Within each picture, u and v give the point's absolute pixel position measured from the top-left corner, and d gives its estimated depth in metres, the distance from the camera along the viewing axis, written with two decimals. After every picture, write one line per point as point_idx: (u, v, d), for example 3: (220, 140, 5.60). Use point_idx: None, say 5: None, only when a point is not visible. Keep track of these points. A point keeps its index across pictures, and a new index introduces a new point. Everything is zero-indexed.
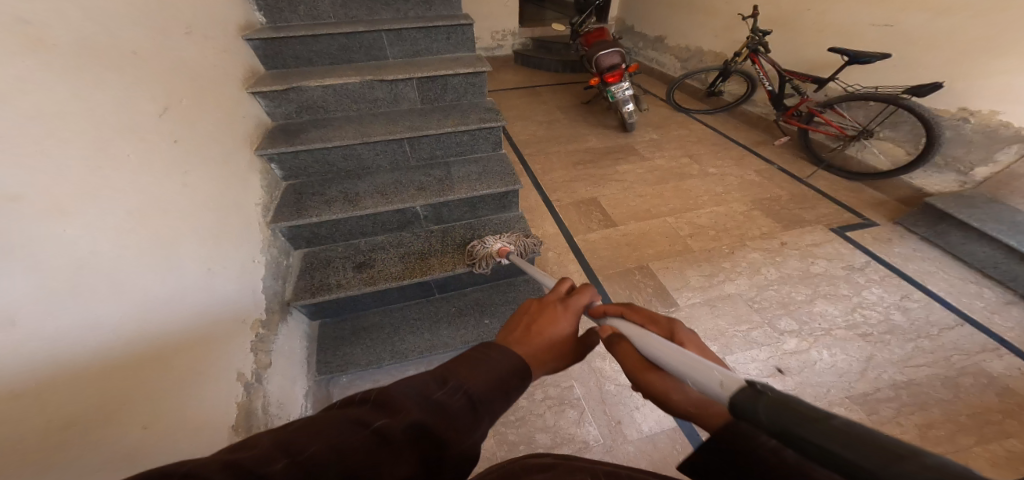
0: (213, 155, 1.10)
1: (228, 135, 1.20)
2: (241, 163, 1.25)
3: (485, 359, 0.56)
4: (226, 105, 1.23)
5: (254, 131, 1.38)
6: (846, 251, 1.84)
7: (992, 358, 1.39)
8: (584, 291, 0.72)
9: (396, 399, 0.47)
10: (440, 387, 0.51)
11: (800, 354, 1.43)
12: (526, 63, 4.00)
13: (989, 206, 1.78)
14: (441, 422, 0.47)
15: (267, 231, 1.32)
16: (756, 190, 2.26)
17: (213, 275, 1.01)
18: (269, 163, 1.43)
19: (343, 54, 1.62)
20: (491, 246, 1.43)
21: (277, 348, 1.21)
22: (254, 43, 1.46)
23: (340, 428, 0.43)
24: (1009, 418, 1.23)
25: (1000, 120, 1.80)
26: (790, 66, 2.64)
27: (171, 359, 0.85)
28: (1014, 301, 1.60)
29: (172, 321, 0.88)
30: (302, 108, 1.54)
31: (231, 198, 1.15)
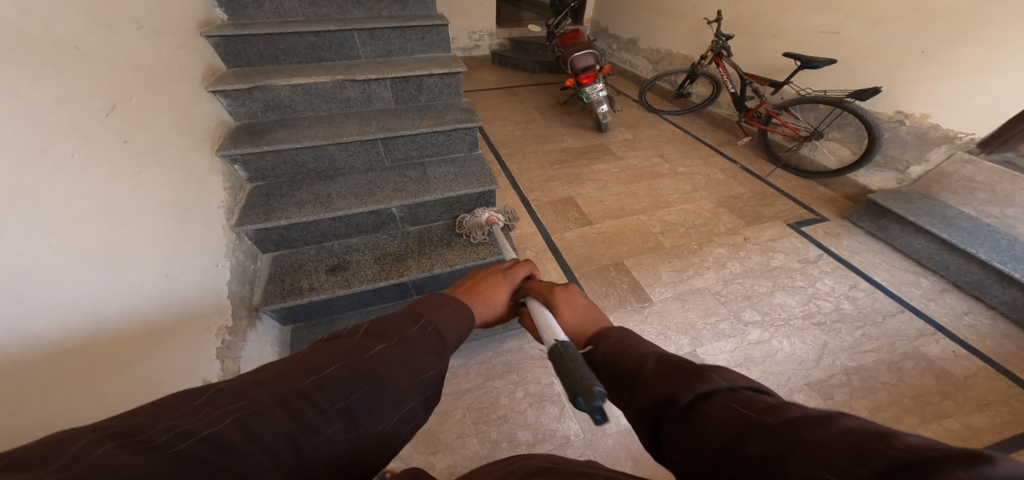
0: (169, 156, 1.04)
1: (184, 132, 1.12)
2: (201, 162, 1.18)
3: (455, 305, 0.72)
4: (183, 103, 1.15)
5: (214, 131, 1.31)
6: (801, 244, 1.98)
7: (929, 343, 1.52)
8: (521, 268, 0.98)
9: (383, 330, 0.59)
10: (417, 322, 0.64)
11: (763, 344, 1.52)
12: (503, 63, 4.00)
13: (923, 201, 1.95)
14: (422, 346, 0.60)
15: (231, 234, 1.25)
16: (721, 188, 2.37)
17: (173, 282, 0.95)
18: (232, 164, 1.36)
19: (313, 53, 1.57)
20: (479, 218, 1.54)
21: (246, 354, 1.16)
22: (214, 39, 1.38)
23: (346, 350, 0.54)
24: (946, 398, 1.35)
25: (931, 122, 1.98)
26: (750, 70, 2.79)
27: (132, 371, 0.80)
28: (946, 289, 1.76)
29: (130, 332, 0.82)
30: (268, 107, 1.47)
31: (190, 199, 1.08)
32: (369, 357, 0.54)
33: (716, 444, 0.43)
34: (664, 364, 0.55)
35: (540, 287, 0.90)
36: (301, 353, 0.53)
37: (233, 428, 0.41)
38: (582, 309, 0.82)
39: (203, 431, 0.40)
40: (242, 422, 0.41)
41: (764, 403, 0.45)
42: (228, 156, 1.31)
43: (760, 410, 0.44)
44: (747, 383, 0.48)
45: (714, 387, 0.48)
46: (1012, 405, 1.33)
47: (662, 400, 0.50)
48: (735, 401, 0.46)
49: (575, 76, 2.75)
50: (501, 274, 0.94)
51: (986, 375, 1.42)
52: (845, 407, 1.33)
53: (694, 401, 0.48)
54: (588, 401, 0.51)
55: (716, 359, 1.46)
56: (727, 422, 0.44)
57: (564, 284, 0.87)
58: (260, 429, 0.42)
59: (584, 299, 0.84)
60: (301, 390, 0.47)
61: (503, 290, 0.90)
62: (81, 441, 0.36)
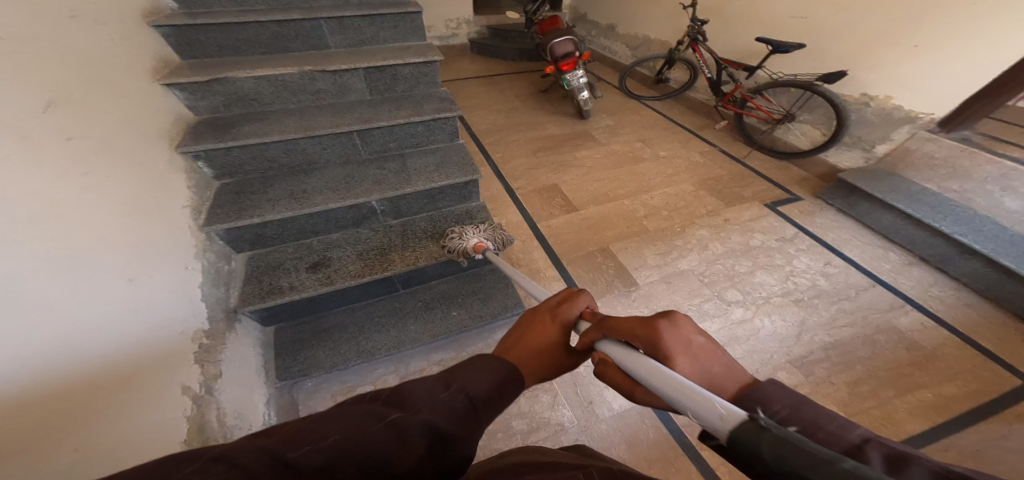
0: (123, 153, 0.98)
1: (137, 129, 1.06)
2: (160, 160, 1.12)
3: (490, 365, 0.61)
4: (133, 98, 1.08)
5: (172, 127, 1.23)
6: (778, 224, 2.04)
7: (900, 315, 1.60)
8: (576, 302, 0.76)
9: (406, 397, 0.51)
10: (446, 389, 0.54)
11: (746, 323, 1.57)
12: (482, 52, 3.93)
13: (888, 178, 2.04)
14: (448, 420, 0.50)
15: (201, 235, 1.19)
16: (701, 171, 2.41)
17: (138, 286, 0.91)
18: (195, 161, 1.28)
19: (278, 44, 1.50)
20: (468, 242, 1.41)
21: (227, 357, 1.11)
22: (165, 29, 1.29)
23: (359, 420, 0.46)
24: (918, 369, 1.41)
25: (894, 103, 2.06)
26: (725, 54, 2.83)
27: (99, 382, 0.76)
28: (913, 262, 1.85)
29: (96, 340, 0.78)
30: (231, 100, 1.40)
31: (151, 199, 1.03)
32: (380, 429, 0.46)
33: None
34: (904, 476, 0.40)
35: (625, 326, 0.64)
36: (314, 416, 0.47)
37: None
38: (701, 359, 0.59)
39: None
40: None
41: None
42: (190, 153, 1.24)
43: None
44: None
45: None
46: (979, 373, 1.40)
47: None
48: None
49: (555, 63, 2.73)
50: (549, 316, 0.73)
51: (953, 344, 1.49)
52: (824, 381, 1.38)
53: None
54: None
55: None
56: None
57: (665, 320, 0.61)
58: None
59: (701, 337, 0.61)
60: (292, 461, 0.41)
61: (556, 337, 0.71)
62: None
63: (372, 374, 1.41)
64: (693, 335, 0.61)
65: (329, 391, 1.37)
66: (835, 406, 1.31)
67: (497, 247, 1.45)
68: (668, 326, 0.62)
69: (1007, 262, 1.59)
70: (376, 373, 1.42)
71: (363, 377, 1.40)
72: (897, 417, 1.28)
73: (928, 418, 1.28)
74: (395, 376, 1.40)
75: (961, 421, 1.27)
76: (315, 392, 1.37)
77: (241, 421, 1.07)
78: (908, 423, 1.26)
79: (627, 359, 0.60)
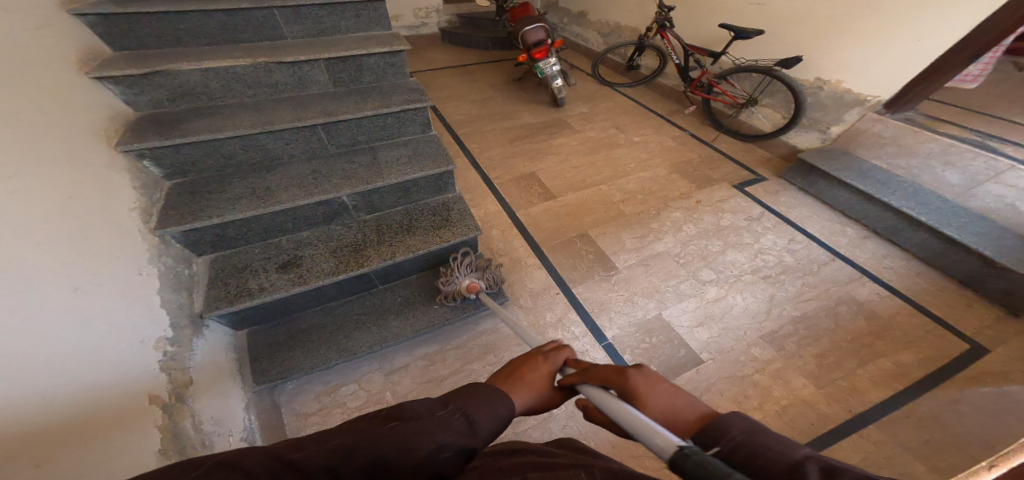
0: (54, 153, 0.88)
1: (69, 126, 0.96)
2: (98, 160, 1.02)
3: (485, 389, 0.66)
4: (62, 92, 0.98)
5: (109, 124, 1.13)
6: (746, 204, 2.12)
7: (858, 286, 1.71)
8: (563, 348, 0.79)
9: (405, 411, 0.58)
10: (444, 407, 0.60)
11: (720, 301, 1.63)
12: (453, 40, 3.85)
13: (843, 157, 2.16)
14: (443, 430, 0.56)
15: (153, 239, 1.11)
16: (673, 155, 2.48)
17: (85, 296, 0.83)
18: (141, 160, 1.18)
19: (226, 34, 1.40)
20: (459, 284, 1.44)
21: (197, 363, 1.06)
22: (89, 18, 1.16)
23: (363, 428, 0.54)
24: (876, 339, 1.50)
25: (845, 87, 2.17)
26: (691, 41, 2.89)
27: (49, 403, 0.70)
28: (868, 236, 1.98)
29: (40, 358, 0.71)
30: (176, 94, 1.30)
31: (92, 202, 0.94)
32: (378, 436, 0.53)
33: None
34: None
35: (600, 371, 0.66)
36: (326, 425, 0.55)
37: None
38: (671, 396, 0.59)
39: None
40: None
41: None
42: (133, 151, 1.14)
43: None
44: None
45: None
46: (930, 339, 1.50)
47: None
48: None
49: (527, 51, 2.71)
50: (539, 357, 0.76)
51: (906, 312, 1.60)
52: (794, 354, 1.46)
53: None
54: None
55: (680, 320, 1.55)
56: None
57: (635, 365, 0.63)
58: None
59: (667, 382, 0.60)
60: (298, 459, 0.48)
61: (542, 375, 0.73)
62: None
63: (354, 372, 1.37)
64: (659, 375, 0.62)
65: (311, 392, 1.33)
66: (804, 377, 1.39)
67: (488, 286, 1.49)
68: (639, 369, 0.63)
69: (950, 232, 1.71)
70: (359, 371, 1.38)
71: (345, 376, 1.37)
72: (860, 385, 1.36)
73: (888, 385, 1.36)
74: (379, 373, 1.38)
75: (917, 386, 1.36)
76: (297, 393, 1.33)
77: (219, 428, 1.02)
78: (870, 392, 1.35)
79: (599, 399, 0.62)
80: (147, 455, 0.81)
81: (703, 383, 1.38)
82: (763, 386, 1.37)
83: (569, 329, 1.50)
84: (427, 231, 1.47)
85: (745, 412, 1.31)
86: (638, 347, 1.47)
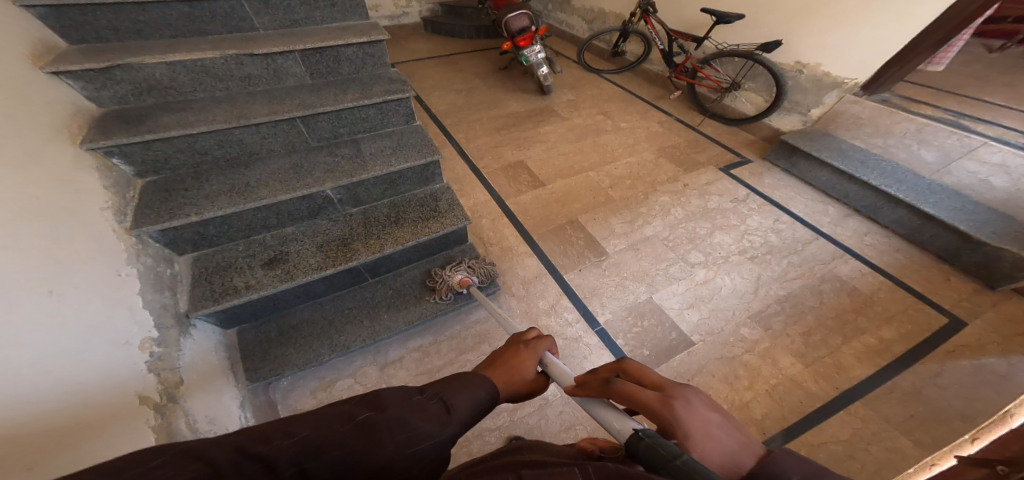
0: (14, 151, 0.83)
1: (28, 123, 0.91)
2: (62, 159, 0.97)
3: (463, 377, 0.68)
4: (17, 88, 0.92)
5: (71, 121, 1.07)
6: (732, 186, 2.15)
7: (841, 264, 1.75)
8: (545, 338, 0.84)
9: (381, 400, 0.57)
10: (420, 393, 0.61)
11: (709, 283, 1.66)
12: (435, 30, 3.78)
13: (824, 138, 2.21)
14: (419, 415, 0.56)
15: (129, 239, 1.07)
16: (659, 140, 2.49)
17: (63, 299, 0.80)
18: (109, 158, 1.13)
19: (191, 26, 1.34)
20: (451, 279, 1.42)
21: (186, 362, 1.03)
22: (38, 10, 1.11)
23: (331, 418, 0.52)
24: (859, 315, 1.55)
25: (823, 70, 2.20)
26: (675, 26, 2.89)
27: (31, 413, 0.68)
28: (850, 214, 2.03)
29: (20, 366, 0.69)
30: (141, 89, 1.24)
31: (59, 203, 0.89)
32: (349, 426, 0.51)
33: None
34: None
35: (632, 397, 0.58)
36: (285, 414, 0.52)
37: None
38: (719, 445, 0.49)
39: None
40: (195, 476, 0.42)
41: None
42: (100, 148, 1.09)
43: None
44: None
45: None
46: (910, 314, 1.55)
47: None
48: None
49: (511, 39, 2.67)
50: (522, 345, 0.82)
51: (887, 288, 1.65)
52: (781, 333, 1.49)
53: None
54: None
55: (671, 303, 1.58)
56: None
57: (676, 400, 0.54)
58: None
59: (715, 413, 0.53)
60: (262, 453, 0.46)
61: (526, 362, 0.78)
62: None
63: (348, 367, 1.36)
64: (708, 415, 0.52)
65: (306, 387, 1.32)
66: (791, 356, 1.43)
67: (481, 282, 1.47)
68: (683, 402, 0.54)
69: (928, 209, 1.76)
70: (353, 365, 1.37)
71: (339, 371, 1.36)
72: (845, 362, 1.41)
73: (872, 361, 1.41)
74: (374, 367, 1.37)
75: (899, 360, 1.41)
76: (291, 390, 1.32)
77: (213, 426, 1.01)
78: (856, 368, 1.39)
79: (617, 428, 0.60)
80: None
81: (695, 365, 1.40)
82: (753, 366, 1.40)
83: (562, 315, 1.51)
84: (416, 223, 1.45)
85: (736, 392, 1.34)
86: (630, 331, 1.49)
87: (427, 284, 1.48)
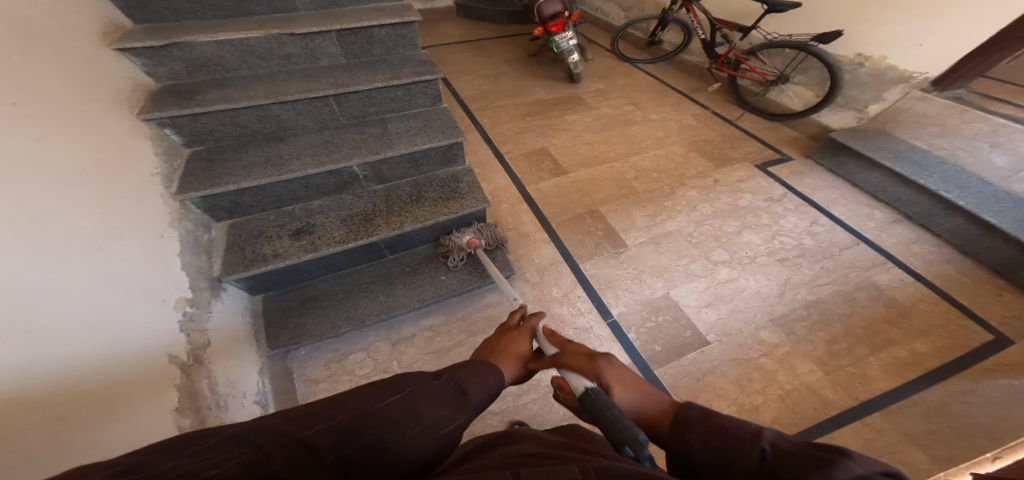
0: (74, 121, 0.92)
1: (88, 96, 1.00)
2: (118, 128, 1.07)
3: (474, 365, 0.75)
4: (83, 64, 1.02)
5: (130, 94, 1.17)
6: (768, 184, 2.04)
7: (881, 272, 1.63)
8: (534, 317, 0.97)
9: (404, 385, 0.64)
10: (438, 379, 0.68)
11: (731, 282, 1.60)
12: (468, 15, 3.78)
13: (878, 137, 2.03)
14: (441, 400, 0.64)
15: (174, 203, 1.17)
16: (691, 134, 2.39)
17: (109, 256, 0.89)
18: (162, 129, 1.24)
19: (239, 7, 1.42)
20: (459, 239, 1.51)
21: (214, 325, 1.13)
22: None
23: (360, 402, 0.58)
24: (893, 326, 1.44)
25: (888, 63, 2.03)
26: (720, 14, 2.75)
27: (80, 356, 0.76)
28: (898, 220, 1.87)
29: (70, 314, 0.77)
30: (192, 66, 1.34)
31: (111, 169, 0.98)
32: (377, 411, 0.58)
33: None
34: (780, 450, 0.49)
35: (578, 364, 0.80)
36: (315, 402, 0.57)
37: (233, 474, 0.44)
38: (634, 387, 0.73)
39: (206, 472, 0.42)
40: (245, 464, 0.45)
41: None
42: (154, 120, 1.20)
43: None
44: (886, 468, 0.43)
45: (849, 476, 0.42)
46: (951, 329, 1.43)
47: None
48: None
49: (543, 25, 2.64)
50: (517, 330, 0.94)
51: (929, 300, 1.52)
52: (804, 339, 1.42)
53: None
54: (637, 451, 0.56)
55: (687, 300, 1.53)
56: None
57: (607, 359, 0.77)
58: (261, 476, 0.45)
59: (631, 371, 0.76)
60: (307, 437, 0.51)
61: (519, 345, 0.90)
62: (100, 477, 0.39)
63: (362, 340, 1.43)
64: (628, 371, 0.76)
65: (321, 359, 1.40)
66: (811, 363, 1.36)
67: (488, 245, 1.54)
68: (612, 363, 0.77)
69: (988, 218, 1.60)
70: (367, 340, 1.44)
71: (353, 344, 1.43)
72: (870, 373, 1.32)
73: (900, 374, 1.31)
74: (387, 343, 1.43)
75: (931, 375, 1.31)
76: (308, 359, 1.39)
77: (233, 390, 1.09)
78: (880, 379, 1.30)
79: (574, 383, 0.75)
80: (163, 411, 0.87)
81: (707, 364, 1.36)
82: (769, 370, 1.35)
83: (575, 305, 1.51)
84: (436, 203, 1.49)
85: (747, 395, 1.29)
86: (643, 325, 1.46)
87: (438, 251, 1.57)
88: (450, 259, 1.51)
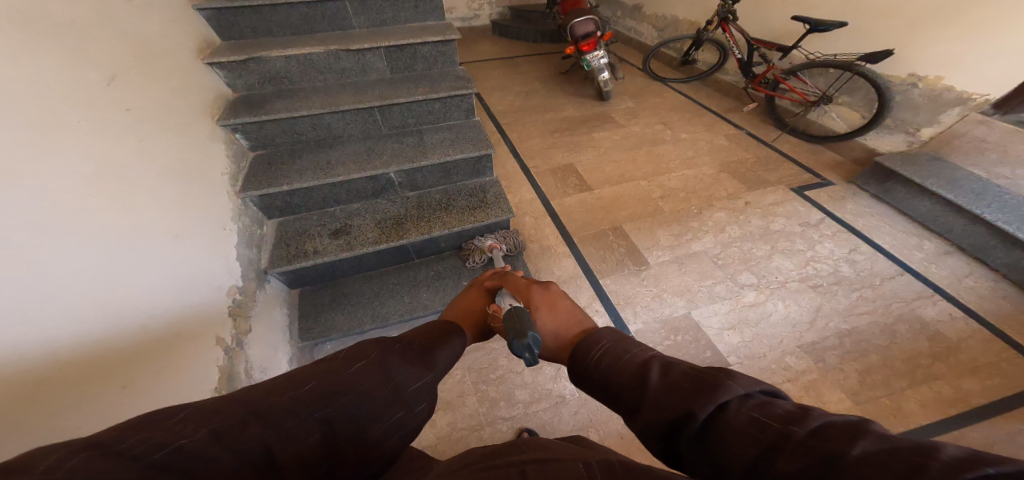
0: (171, 125, 1.05)
1: (184, 103, 1.13)
2: (202, 131, 1.19)
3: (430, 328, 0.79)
4: (182, 75, 1.16)
5: (214, 102, 1.31)
6: (803, 209, 1.96)
7: (926, 305, 1.52)
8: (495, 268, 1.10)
9: (366, 350, 0.65)
10: (399, 343, 0.70)
11: (758, 307, 1.54)
12: (503, 34, 3.91)
13: (932, 163, 1.91)
14: (407, 361, 0.66)
15: (237, 200, 1.28)
16: (723, 154, 2.34)
17: (182, 243, 0.99)
18: (235, 134, 1.38)
19: (307, 25, 1.55)
20: (482, 244, 1.57)
21: (256, 314, 1.20)
22: (205, 13, 1.37)
23: (328, 371, 0.58)
24: (937, 361, 1.34)
25: (945, 84, 1.92)
26: (758, 34, 2.70)
27: (144, 330, 0.84)
28: (950, 252, 1.74)
29: (144, 294, 0.85)
30: (265, 79, 1.47)
31: (194, 167, 1.10)
32: (348, 375, 0.58)
33: (735, 440, 0.45)
34: (670, 374, 0.56)
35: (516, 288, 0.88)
36: (282, 377, 0.56)
37: (205, 439, 0.43)
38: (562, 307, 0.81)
39: (175, 441, 0.41)
40: (213, 430, 0.44)
41: (783, 411, 0.47)
42: (229, 126, 1.32)
43: (781, 418, 0.46)
44: (762, 387, 0.51)
45: (730, 397, 0.49)
46: (1004, 368, 1.32)
47: (675, 415, 0.50)
48: (755, 410, 0.47)
49: (575, 44, 2.69)
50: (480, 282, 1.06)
51: (980, 337, 1.40)
52: (834, 369, 1.34)
53: (714, 413, 0.48)
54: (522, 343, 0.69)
55: (710, 321, 1.49)
56: (752, 436, 0.44)
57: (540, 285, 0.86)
58: (233, 441, 0.44)
59: (562, 295, 0.84)
60: (277, 405, 0.50)
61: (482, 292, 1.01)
62: (57, 449, 0.37)
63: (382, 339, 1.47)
64: (557, 294, 0.84)
65: None
66: (841, 392, 1.28)
67: (509, 249, 1.59)
68: (544, 289, 0.86)
69: None
70: None
71: None
72: (907, 407, 1.23)
73: (940, 409, 1.22)
74: None
75: (976, 414, 1.21)
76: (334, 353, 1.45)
77: (264, 375, 1.16)
78: (918, 415, 1.21)
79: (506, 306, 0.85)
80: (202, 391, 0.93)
81: None
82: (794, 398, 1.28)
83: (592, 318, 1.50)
84: (463, 210, 1.54)
85: None
86: (661, 344, 1.43)
87: (460, 253, 1.63)
88: (469, 260, 1.57)
